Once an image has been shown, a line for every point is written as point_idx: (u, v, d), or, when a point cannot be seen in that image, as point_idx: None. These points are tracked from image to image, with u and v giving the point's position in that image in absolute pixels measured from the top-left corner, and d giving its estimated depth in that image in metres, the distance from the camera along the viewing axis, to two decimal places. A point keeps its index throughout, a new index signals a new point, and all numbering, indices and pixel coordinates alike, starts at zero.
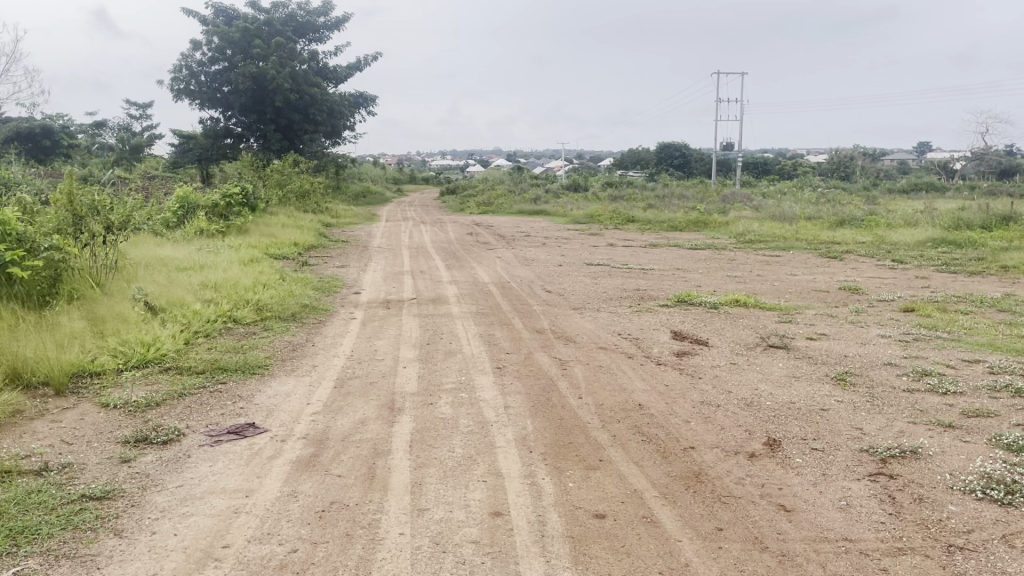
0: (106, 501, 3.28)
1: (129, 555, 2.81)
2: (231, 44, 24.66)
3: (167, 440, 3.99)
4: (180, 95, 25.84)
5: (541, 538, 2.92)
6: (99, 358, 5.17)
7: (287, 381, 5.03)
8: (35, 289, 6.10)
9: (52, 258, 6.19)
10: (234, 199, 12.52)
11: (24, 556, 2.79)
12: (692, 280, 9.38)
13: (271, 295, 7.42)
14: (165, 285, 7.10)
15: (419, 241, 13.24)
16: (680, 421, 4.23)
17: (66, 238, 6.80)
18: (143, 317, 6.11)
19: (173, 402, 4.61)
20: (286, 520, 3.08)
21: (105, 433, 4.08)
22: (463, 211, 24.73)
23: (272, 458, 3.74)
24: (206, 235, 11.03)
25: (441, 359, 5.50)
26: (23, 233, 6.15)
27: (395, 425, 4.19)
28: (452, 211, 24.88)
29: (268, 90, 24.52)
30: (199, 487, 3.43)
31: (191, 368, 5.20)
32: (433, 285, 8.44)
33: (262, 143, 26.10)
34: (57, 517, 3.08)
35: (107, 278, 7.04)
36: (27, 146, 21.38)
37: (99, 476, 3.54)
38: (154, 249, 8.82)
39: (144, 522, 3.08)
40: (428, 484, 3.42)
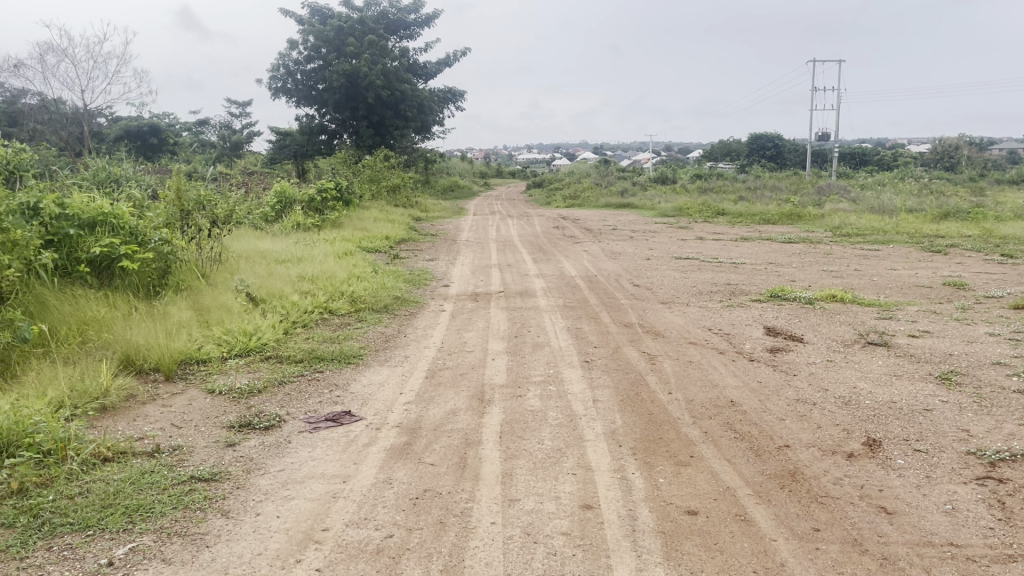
0: (214, 483, 3.45)
1: (234, 535, 2.94)
2: (326, 42, 25.33)
3: (268, 425, 4.17)
4: (277, 94, 26.80)
5: (632, 533, 2.92)
6: (205, 346, 5.42)
7: (380, 371, 5.17)
8: (147, 279, 6.44)
9: (162, 251, 6.53)
10: (329, 194, 12.91)
11: (138, 533, 2.95)
12: (785, 274, 9.17)
13: (364, 287, 7.61)
14: (265, 277, 7.38)
15: (506, 234, 13.33)
16: (774, 418, 4.14)
17: (175, 231, 7.16)
18: (245, 307, 6.38)
19: (274, 389, 4.80)
20: (382, 506, 3.17)
21: (212, 418, 4.29)
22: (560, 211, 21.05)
23: (367, 446, 3.85)
24: (302, 228, 11.39)
25: (529, 351, 5.54)
26: (136, 227, 6.52)
27: (484, 416, 4.25)
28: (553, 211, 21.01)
29: (361, 87, 25.05)
30: (299, 472, 3.57)
31: (290, 357, 5.40)
32: (520, 278, 8.50)
33: (354, 138, 26.76)
34: (169, 497, 3.26)
35: (211, 270, 7.37)
36: (136, 145, 22.60)
37: (206, 458, 3.73)
38: (254, 241, 9.22)
39: (248, 503, 3.22)
40: (519, 475, 3.46)
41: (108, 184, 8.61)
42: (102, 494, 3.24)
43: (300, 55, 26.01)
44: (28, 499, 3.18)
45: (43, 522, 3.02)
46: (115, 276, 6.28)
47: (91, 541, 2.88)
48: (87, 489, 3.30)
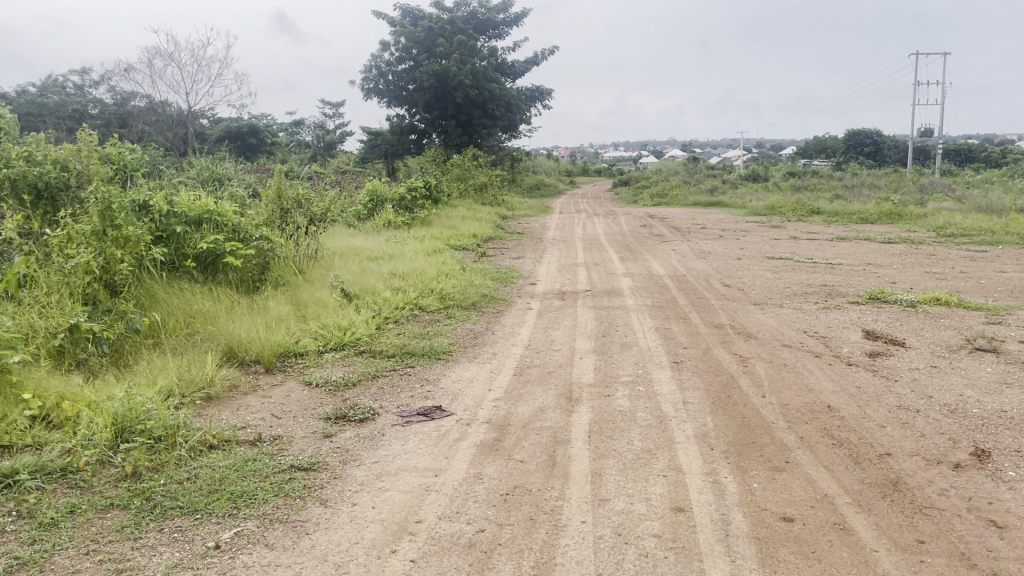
0: (312, 472, 3.57)
1: (332, 524, 3.04)
2: (417, 43, 25.80)
3: (363, 418, 4.28)
4: (369, 94, 27.45)
5: (725, 537, 2.88)
6: (302, 340, 5.60)
7: (469, 367, 5.24)
8: (248, 274, 6.70)
9: (261, 248, 6.78)
10: (418, 193, 13.14)
11: (243, 518, 3.08)
12: (885, 276, 8.83)
13: (454, 284, 7.72)
14: (358, 274, 7.59)
15: (593, 233, 13.28)
16: (874, 425, 4.00)
17: (274, 229, 7.43)
18: (340, 303, 6.57)
19: (367, 383, 4.93)
20: (473, 500, 3.22)
21: (309, 409, 4.43)
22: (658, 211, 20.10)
23: (457, 441, 3.91)
24: (393, 226, 11.64)
25: (617, 351, 5.51)
26: (238, 225, 6.80)
27: (573, 414, 4.25)
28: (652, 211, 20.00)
29: (450, 86, 25.44)
30: (393, 464, 3.65)
31: (382, 352, 5.53)
32: (607, 277, 8.47)
33: (442, 137, 27.14)
34: (270, 485, 3.39)
35: (307, 266, 7.62)
36: (236, 145, 23.52)
37: (305, 448, 3.86)
38: (348, 239, 9.48)
39: (345, 493, 3.32)
40: (608, 475, 3.45)
41: (212, 183, 9.00)
42: (209, 479, 3.40)
43: (391, 56, 26.55)
44: (142, 482, 3.37)
45: (155, 505, 3.18)
46: (219, 271, 6.57)
47: (199, 525, 3.02)
48: (195, 474, 3.46)
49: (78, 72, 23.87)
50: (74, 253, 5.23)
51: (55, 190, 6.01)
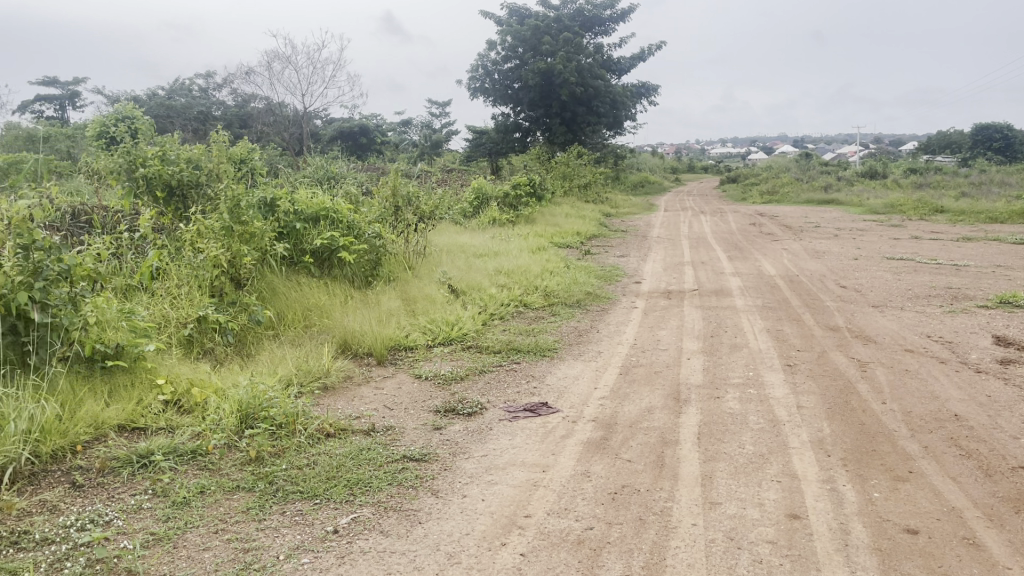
0: (423, 463, 3.65)
1: (444, 514, 3.11)
2: (523, 42, 26.08)
3: (471, 412, 4.35)
4: (475, 93, 27.85)
5: (844, 547, 2.78)
6: (412, 334, 5.75)
7: (575, 365, 5.25)
8: (361, 269, 6.93)
9: (374, 244, 6.99)
10: (522, 190, 13.24)
11: (359, 504, 3.19)
12: (1017, 278, 8.29)
13: (558, 282, 7.73)
14: (465, 271, 7.71)
15: (699, 231, 13.05)
16: (1007, 436, 3.77)
17: (385, 226, 7.66)
18: (447, 298, 6.69)
19: (474, 378, 5.00)
20: (582, 498, 3.23)
21: (419, 402, 4.54)
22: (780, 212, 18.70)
23: (564, 438, 3.92)
24: (497, 223, 11.78)
25: (727, 352, 5.39)
26: (352, 222, 7.04)
27: (681, 415, 4.19)
28: (774, 211, 18.66)
29: (555, 84, 25.53)
30: (501, 458, 3.70)
31: (489, 348, 5.60)
32: (715, 277, 8.30)
33: (546, 135, 27.22)
34: (384, 473, 3.49)
35: (416, 262, 7.80)
36: (347, 143, 24.29)
37: (416, 440, 3.95)
38: (454, 236, 9.65)
39: (455, 485, 3.39)
40: (719, 478, 3.39)
41: (326, 181, 9.33)
42: (327, 466, 3.53)
43: (498, 55, 26.82)
44: (265, 467, 3.53)
45: (278, 488, 3.34)
46: (333, 266, 6.81)
47: (317, 509, 3.14)
48: (314, 460, 3.60)
49: (203, 75, 25.19)
50: (203, 248, 5.56)
51: (186, 188, 6.39)
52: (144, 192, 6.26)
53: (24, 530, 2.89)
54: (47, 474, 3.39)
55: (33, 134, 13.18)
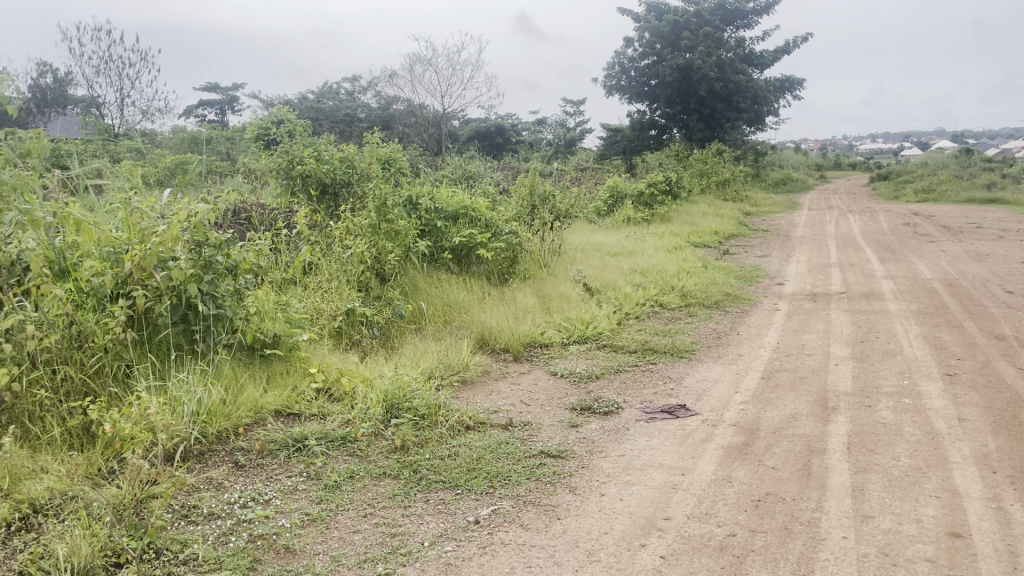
0: (561, 459, 3.68)
1: (582, 512, 3.11)
2: (661, 38, 25.76)
3: (608, 411, 4.34)
4: (611, 91, 27.74)
5: (1014, 571, 2.58)
6: (547, 332, 5.80)
7: (714, 367, 5.13)
8: (498, 267, 7.05)
9: (510, 242, 7.10)
10: (659, 188, 13.06)
11: (499, 497, 3.25)
12: None
13: (695, 282, 7.58)
14: (601, 269, 7.69)
15: (847, 231, 12.42)
16: None
17: (522, 224, 7.76)
18: (582, 297, 6.70)
19: (610, 377, 4.99)
20: (723, 503, 3.15)
21: (556, 399, 4.57)
22: (939, 212, 17.33)
23: (704, 441, 3.84)
24: (633, 222, 11.68)
25: (878, 359, 5.12)
26: (490, 220, 7.18)
27: (829, 424, 4.02)
28: (932, 211, 17.32)
29: (693, 80, 25.06)
30: (639, 459, 3.67)
31: (624, 347, 5.56)
32: (865, 279, 7.89)
33: (683, 133, 26.70)
34: (523, 468, 3.54)
35: (552, 260, 7.85)
36: (484, 143, 24.77)
37: (553, 436, 3.99)
38: (590, 234, 9.64)
39: (593, 483, 3.39)
40: (871, 491, 3.23)
41: (465, 180, 9.55)
42: (468, 457, 3.62)
43: (635, 52, 26.58)
44: (409, 455, 3.66)
45: (421, 476, 3.45)
46: (471, 263, 6.97)
47: (459, 499, 3.23)
48: (455, 451, 3.70)
49: (349, 78, 26.34)
50: (351, 244, 5.84)
51: (337, 187, 6.73)
52: (299, 190, 6.64)
53: (194, 504, 3.13)
54: (214, 453, 3.66)
55: (198, 137, 14.20)
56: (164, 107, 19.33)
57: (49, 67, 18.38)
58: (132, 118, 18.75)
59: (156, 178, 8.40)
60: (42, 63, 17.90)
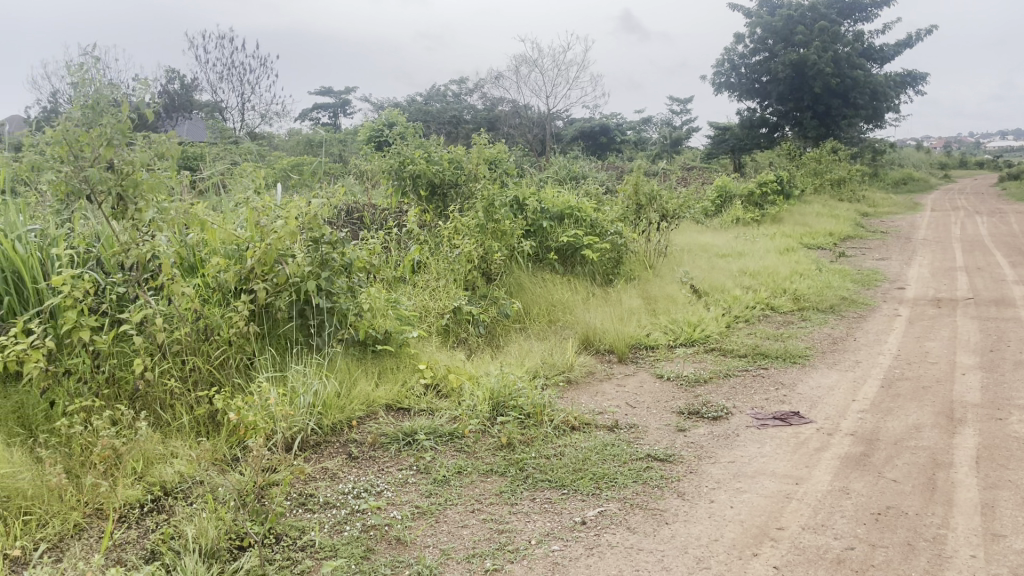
0: (668, 464, 3.62)
1: (690, 518, 3.06)
2: (775, 34, 25.14)
3: (717, 416, 4.25)
4: (721, 89, 27.20)
5: None
6: (653, 333, 5.72)
7: (829, 374, 4.94)
8: (603, 268, 7.00)
9: (616, 243, 7.04)
10: (770, 188, 12.70)
11: (605, 499, 3.23)
12: None
13: (809, 285, 7.31)
14: (709, 271, 7.53)
15: (975, 233, 11.73)
16: None
17: (628, 224, 7.70)
18: (689, 299, 6.58)
19: (719, 381, 4.88)
20: (840, 515, 3.03)
21: (662, 402, 4.51)
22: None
23: (819, 451, 3.71)
24: (742, 223, 11.39)
25: (1010, 369, 4.81)
26: (596, 220, 7.14)
27: (955, 436, 3.80)
28: None
29: (808, 76, 24.24)
30: (750, 466, 3.57)
31: (734, 351, 5.43)
32: (995, 285, 7.43)
33: (796, 131, 25.83)
34: (629, 470, 3.51)
35: (658, 261, 7.75)
36: (588, 143, 24.71)
37: (660, 440, 3.93)
38: (697, 235, 9.46)
39: (702, 489, 3.33)
40: (1003, 509, 3.03)
41: (572, 181, 9.55)
42: (574, 458, 3.62)
43: (746, 48, 25.93)
44: (515, 453, 3.69)
45: (528, 475, 3.47)
46: (577, 264, 6.96)
47: (566, 499, 3.23)
48: (561, 451, 3.70)
49: (455, 80, 26.78)
50: (458, 243, 5.93)
51: (446, 187, 6.85)
52: (410, 190, 6.81)
53: (311, 493, 3.25)
54: (328, 444, 3.78)
55: (314, 139, 14.76)
56: (281, 111, 20.19)
57: (178, 74, 19.48)
58: (252, 121, 19.67)
59: (275, 179, 8.77)
60: (172, 71, 19.00)
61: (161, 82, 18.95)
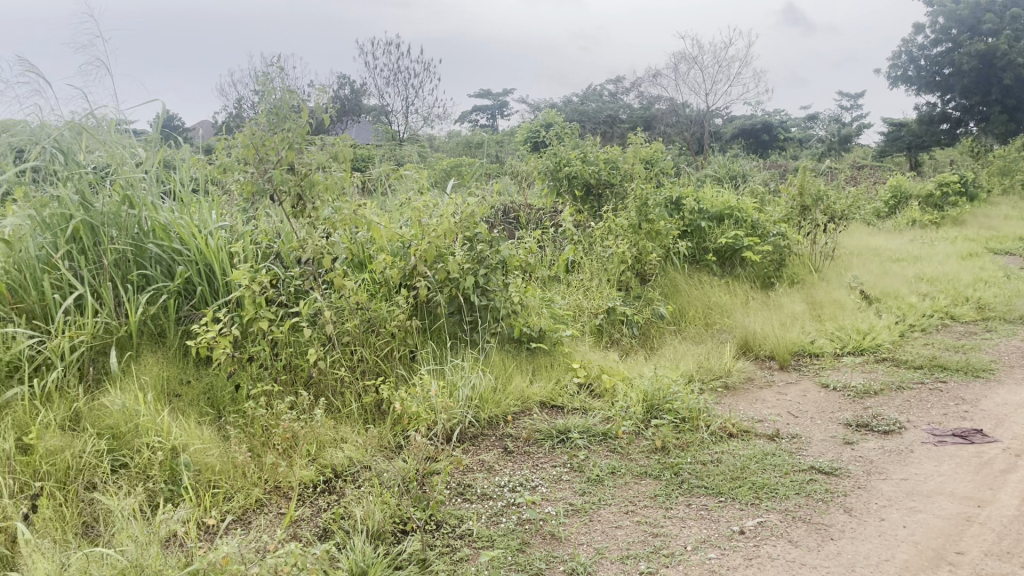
0: (834, 477, 3.45)
1: (858, 535, 2.90)
2: (959, 22, 23.21)
3: (888, 430, 4.00)
4: (897, 83, 25.54)
5: None
6: (818, 340, 5.47)
7: (1018, 390, 4.53)
8: (764, 271, 6.76)
9: (779, 245, 6.78)
10: (951, 188, 11.80)
11: (765, 509, 3.13)
12: None
13: (995, 293, 6.73)
14: (880, 276, 7.09)
15: None
16: None
17: (791, 226, 7.39)
18: (859, 305, 6.23)
19: (891, 393, 4.59)
20: None
21: (827, 413, 4.30)
22: None
23: (1005, 473, 3.41)
24: (918, 225, 10.65)
25: None
26: (758, 221, 6.91)
27: None
28: None
29: (997, 67, 22.35)
30: (925, 485, 3.34)
31: (907, 362, 5.09)
32: None
33: (982, 126, 23.83)
34: (791, 482, 3.38)
35: (824, 265, 7.39)
36: (749, 142, 23.90)
37: (825, 452, 3.75)
38: (867, 239, 8.94)
39: (872, 506, 3.15)
40: None
41: (732, 180, 9.28)
42: (731, 465, 3.52)
43: (925, 38, 24.18)
44: (670, 457, 3.64)
45: (683, 480, 3.41)
46: (736, 266, 6.76)
47: (723, 507, 3.15)
48: (717, 458, 3.62)
49: (612, 79, 26.65)
50: (613, 244, 5.92)
51: (601, 188, 6.84)
52: (566, 191, 6.83)
53: (469, 484, 3.35)
54: (485, 437, 3.88)
55: (472, 139, 15.14)
56: (442, 113, 20.87)
57: (348, 80, 20.56)
58: (415, 124, 20.45)
59: (437, 180, 9.08)
60: (343, 77, 20.08)
61: (332, 88, 20.06)
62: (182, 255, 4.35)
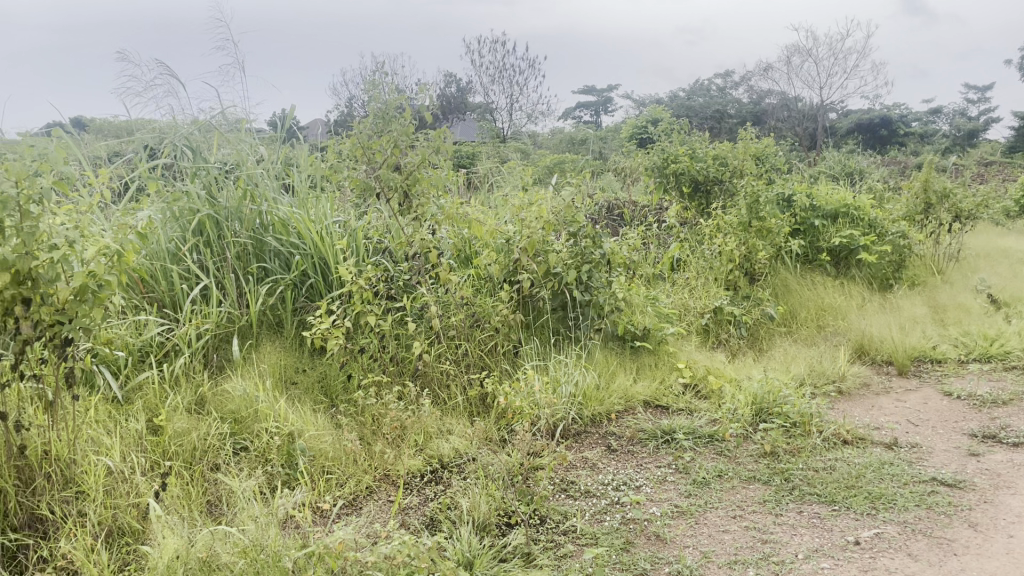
0: (958, 490, 3.28)
1: (984, 552, 2.75)
2: None
3: (1018, 442, 3.76)
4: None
5: None
6: (941, 346, 5.19)
7: None
8: (882, 272, 6.47)
9: (898, 244, 6.47)
10: None
11: (882, 520, 3.00)
12: None
13: None
14: (1011, 279, 6.66)
15: None
16: None
17: (912, 225, 7.04)
18: (986, 309, 5.87)
19: (1022, 404, 4.31)
20: None
21: (951, 422, 4.08)
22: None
23: None
24: None
25: None
26: (875, 220, 6.62)
27: None
28: None
29: None
30: None
31: None
32: None
33: None
34: (911, 493, 3.22)
35: (947, 267, 7.01)
36: (865, 138, 22.88)
37: (948, 463, 3.57)
38: (996, 239, 8.42)
39: (999, 522, 2.97)
40: None
41: (847, 177, 8.92)
42: (846, 473, 3.40)
43: None
44: (781, 463, 3.54)
45: (794, 486, 3.31)
46: (851, 266, 6.50)
47: (837, 516, 3.04)
48: (831, 466, 3.49)
49: (720, 73, 26.03)
50: (721, 242, 5.79)
51: (710, 184, 6.70)
52: (672, 188, 6.73)
53: (572, 481, 3.35)
54: (589, 435, 3.88)
55: (576, 137, 15.08)
56: (546, 110, 20.89)
57: (455, 78, 20.85)
58: (519, 121, 20.54)
59: (541, 177, 9.09)
60: (449, 75, 20.38)
61: (439, 86, 20.39)
62: (298, 249, 4.53)
